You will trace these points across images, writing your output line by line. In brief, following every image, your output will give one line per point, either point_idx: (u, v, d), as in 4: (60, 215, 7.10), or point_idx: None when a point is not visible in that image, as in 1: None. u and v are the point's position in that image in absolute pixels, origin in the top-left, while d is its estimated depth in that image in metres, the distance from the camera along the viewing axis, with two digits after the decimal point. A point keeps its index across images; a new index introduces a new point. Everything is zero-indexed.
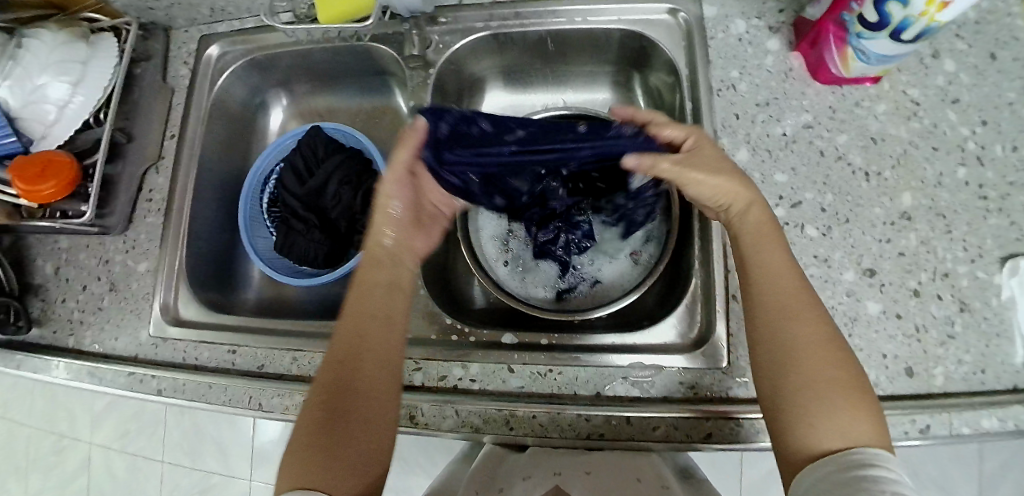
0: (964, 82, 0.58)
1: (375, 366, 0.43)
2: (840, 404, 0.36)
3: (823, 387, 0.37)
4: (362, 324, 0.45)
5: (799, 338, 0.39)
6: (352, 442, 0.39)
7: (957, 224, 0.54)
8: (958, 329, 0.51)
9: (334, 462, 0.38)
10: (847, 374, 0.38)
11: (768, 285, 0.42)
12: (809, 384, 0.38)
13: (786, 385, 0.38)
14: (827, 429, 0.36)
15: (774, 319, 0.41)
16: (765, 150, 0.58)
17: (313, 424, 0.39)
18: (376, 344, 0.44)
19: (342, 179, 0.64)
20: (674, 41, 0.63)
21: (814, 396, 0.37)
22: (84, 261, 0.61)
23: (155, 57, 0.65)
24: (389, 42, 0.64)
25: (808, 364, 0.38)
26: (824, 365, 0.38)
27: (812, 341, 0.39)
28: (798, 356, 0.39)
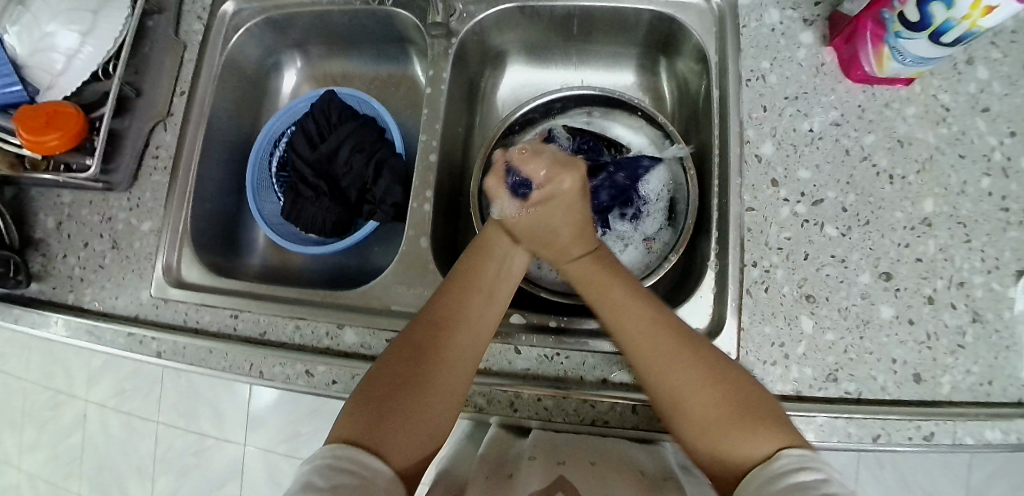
0: (997, 89, 0.57)
1: (453, 340, 0.45)
2: (748, 421, 0.39)
3: (718, 410, 0.40)
4: (468, 297, 0.48)
5: (671, 372, 0.42)
6: (414, 407, 0.41)
7: (977, 234, 0.54)
8: (969, 339, 0.51)
9: (392, 425, 0.39)
10: (722, 394, 0.41)
11: (624, 330, 0.46)
12: (702, 416, 0.41)
13: (687, 421, 0.41)
14: (734, 450, 0.39)
15: (647, 376, 0.44)
16: (790, 145, 0.57)
17: (382, 382, 0.41)
18: (466, 318, 0.46)
19: (355, 147, 0.63)
20: (705, 28, 0.62)
21: (715, 422, 0.40)
22: (87, 217, 0.60)
23: (169, 10, 0.63)
24: (411, 8, 0.62)
25: (692, 398, 0.41)
26: (706, 391, 0.41)
27: (687, 375, 0.42)
28: (678, 391, 0.42)
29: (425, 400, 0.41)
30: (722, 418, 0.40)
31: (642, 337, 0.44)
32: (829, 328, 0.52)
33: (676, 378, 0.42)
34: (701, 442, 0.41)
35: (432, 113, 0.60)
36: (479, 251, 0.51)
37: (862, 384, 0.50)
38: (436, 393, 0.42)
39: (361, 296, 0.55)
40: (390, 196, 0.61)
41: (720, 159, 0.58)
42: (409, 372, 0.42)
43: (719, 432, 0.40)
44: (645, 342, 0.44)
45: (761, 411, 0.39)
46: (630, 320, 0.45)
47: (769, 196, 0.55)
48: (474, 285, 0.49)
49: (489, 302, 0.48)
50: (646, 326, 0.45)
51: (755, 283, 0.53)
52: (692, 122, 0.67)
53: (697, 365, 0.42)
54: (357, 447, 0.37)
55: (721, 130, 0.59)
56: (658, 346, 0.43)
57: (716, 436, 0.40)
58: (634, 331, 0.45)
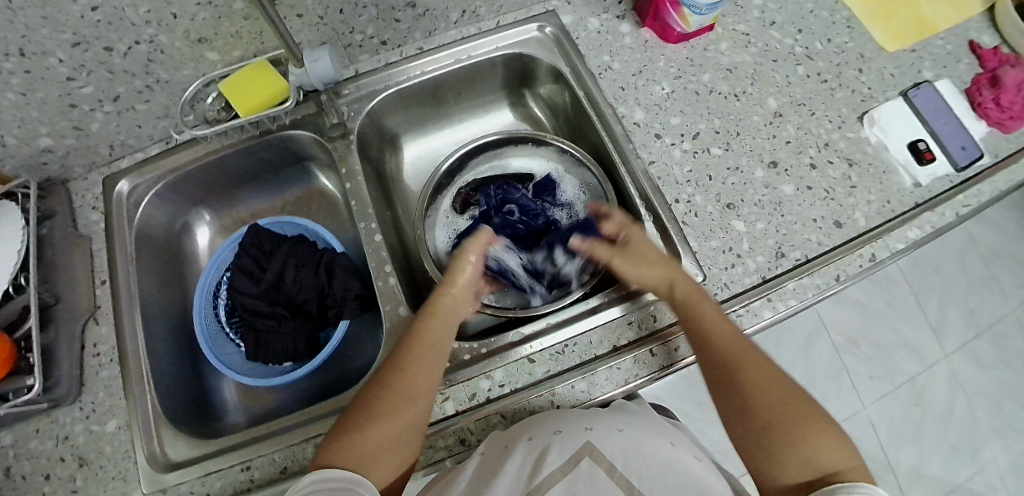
0: (773, 7, 0.74)
1: (423, 382, 0.47)
2: (811, 431, 0.43)
3: (797, 423, 0.43)
4: (427, 346, 0.49)
5: (750, 381, 0.46)
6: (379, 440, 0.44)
7: (816, 106, 0.67)
8: (856, 179, 0.62)
9: (362, 449, 0.43)
10: (801, 413, 0.44)
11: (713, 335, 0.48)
12: (776, 415, 0.44)
13: (759, 425, 0.44)
14: (797, 461, 0.42)
15: (734, 366, 0.47)
16: (655, 105, 0.68)
17: (351, 419, 0.45)
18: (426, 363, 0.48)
19: (298, 263, 0.64)
20: (549, 51, 0.73)
21: (784, 429, 0.43)
22: (38, 448, 0.53)
23: (60, 211, 0.61)
24: (304, 125, 0.66)
25: (774, 407, 0.44)
26: (781, 399, 0.45)
27: (774, 389, 0.46)
28: (765, 402, 0.45)
29: (395, 435, 0.44)
30: (794, 425, 0.43)
31: (727, 336, 0.48)
32: (757, 220, 0.60)
33: (757, 374, 0.46)
34: (767, 451, 0.43)
35: (360, 201, 0.64)
36: (435, 309, 0.53)
37: (803, 248, 0.59)
38: (402, 435, 0.45)
39: (365, 386, 0.55)
40: (350, 291, 0.63)
41: (611, 140, 0.68)
42: (381, 407, 0.45)
43: (791, 437, 0.43)
44: (736, 354, 0.47)
45: (820, 425, 0.44)
46: (714, 328, 0.49)
47: (660, 146, 0.65)
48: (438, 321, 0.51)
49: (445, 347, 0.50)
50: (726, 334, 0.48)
51: (686, 214, 0.61)
52: (572, 127, 0.77)
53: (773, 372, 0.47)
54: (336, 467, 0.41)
55: (599, 117, 0.69)
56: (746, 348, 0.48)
57: (785, 441, 0.43)
58: (729, 353, 0.48)
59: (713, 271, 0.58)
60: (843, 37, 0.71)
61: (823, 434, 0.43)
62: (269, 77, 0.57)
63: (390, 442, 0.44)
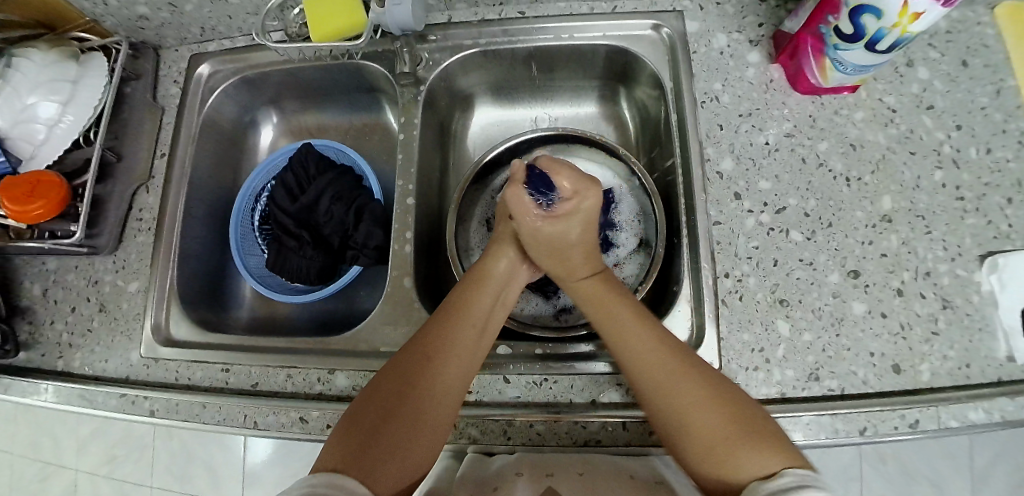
0: (938, 88, 0.61)
1: (439, 387, 0.45)
2: (747, 436, 0.40)
3: (726, 432, 0.40)
4: (456, 329, 0.48)
5: (670, 380, 0.43)
6: (397, 437, 0.41)
7: (936, 225, 0.56)
8: (942, 325, 0.54)
9: (375, 451, 0.40)
10: (739, 416, 0.41)
11: (619, 341, 0.47)
12: (704, 426, 0.41)
13: (692, 428, 0.41)
14: (744, 467, 0.39)
15: (643, 372, 0.45)
16: (749, 159, 0.58)
17: (366, 411, 0.43)
18: (456, 350, 0.47)
19: (334, 196, 0.63)
20: (658, 56, 0.63)
21: (720, 441, 0.40)
22: (73, 282, 0.62)
23: (145, 75, 0.66)
24: (379, 60, 0.64)
25: (716, 422, 0.41)
26: (718, 414, 0.41)
27: (703, 394, 0.42)
28: (687, 416, 0.42)
29: (403, 445, 0.41)
30: (731, 430, 0.40)
31: (629, 335, 0.47)
32: (806, 328, 0.53)
33: (678, 379, 0.43)
34: (698, 459, 0.41)
35: (406, 156, 0.61)
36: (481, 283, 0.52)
37: (844, 380, 0.52)
38: (412, 446, 0.42)
39: (348, 339, 0.56)
40: (372, 240, 0.61)
41: (685, 181, 0.59)
42: (389, 415, 0.42)
43: (726, 442, 0.40)
44: (642, 350, 0.45)
45: (754, 421, 0.41)
46: (615, 327, 0.48)
47: (734, 209, 0.56)
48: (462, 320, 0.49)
49: (479, 335, 0.49)
50: (637, 334, 0.46)
51: (730, 293, 0.54)
52: (654, 147, 0.68)
53: (693, 374, 0.43)
54: (342, 474, 0.37)
55: (682, 149, 0.60)
56: (659, 349, 0.45)
57: (718, 450, 0.40)
58: (623, 341, 0.47)
59: (731, 366, 0.53)
60: (1008, 152, 0.58)
61: (758, 434, 0.40)
62: (352, 6, 0.56)
63: (399, 452, 0.41)
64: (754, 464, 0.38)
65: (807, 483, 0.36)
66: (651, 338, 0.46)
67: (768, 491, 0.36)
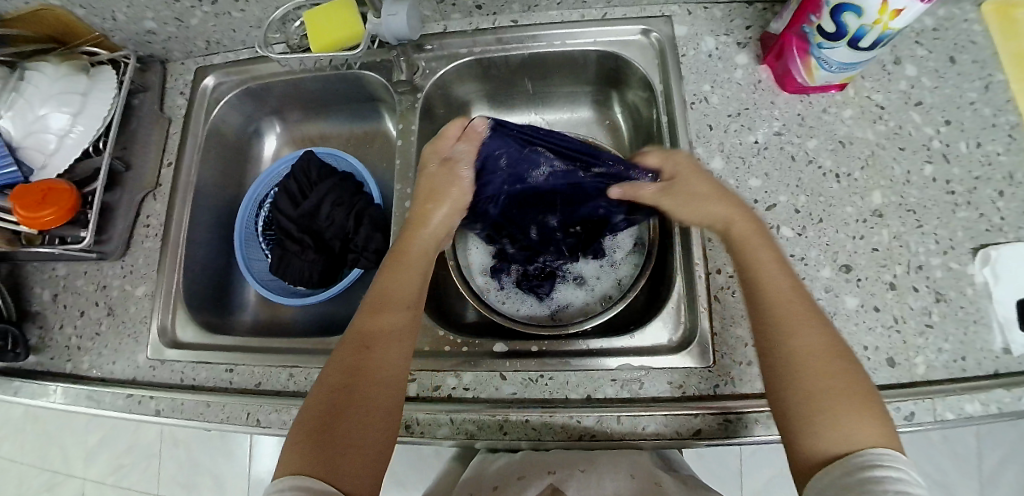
0: (926, 85, 0.62)
1: (379, 363, 0.46)
2: (848, 402, 0.40)
3: (838, 394, 0.41)
4: (384, 314, 0.48)
5: (807, 340, 0.43)
6: (354, 430, 0.42)
7: (927, 219, 0.57)
8: (936, 318, 0.54)
9: (334, 452, 0.40)
10: (854, 385, 0.41)
11: (768, 292, 0.46)
12: (816, 386, 0.41)
13: (806, 385, 0.42)
14: (837, 437, 0.39)
15: (780, 323, 0.44)
16: (739, 157, 0.59)
17: (315, 412, 0.43)
18: (387, 333, 0.47)
19: (335, 200, 0.65)
20: (648, 59, 0.64)
21: (826, 406, 0.40)
22: (82, 287, 0.64)
23: (153, 88, 0.68)
24: (378, 69, 0.66)
25: (830, 387, 0.41)
26: (829, 377, 0.42)
27: (829, 357, 0.43)
28: (806, 380, 0.42)
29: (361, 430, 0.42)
30: (838, 395, 0.41)
31: (775, 287, 0.46)
32: None
33: (810, 334, 0.43)
34: (797, 415, 0.41)
35: (404, 161, 0.63)
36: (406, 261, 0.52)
37: None
38: (369, 418, 0.43)
39: None
40: (372, 243, 0.62)
41: None
42: (336, 410, 0.43)
43: (830, 407, 0.40)
44: (796, 312, 0.45)
45: (862, 390, 0.41)
46: (768, 279, 0.47)
47: None
48: (389, 301, 0.49)
49: (406, 313, 0.49)
50: (787, 287, 0.46)
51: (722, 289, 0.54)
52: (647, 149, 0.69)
53: (826, 332, 0.44)
54: (315, 478, 0.38)
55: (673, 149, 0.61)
56: (804, 305, 0.45)
57: (823, 412, 0.40)
58: (781, 302, 0.45)
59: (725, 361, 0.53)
60: (998, 146, 0.59)
61: (868, 405, 0.40)
62: (350, 18, 0.58)
63: (359, 432, 0.42)
64: (857, 431, 0.39)
65: (892, 465, 0.37)
66: (802, 308, 0.45)
67: (858, 464, 0.37)
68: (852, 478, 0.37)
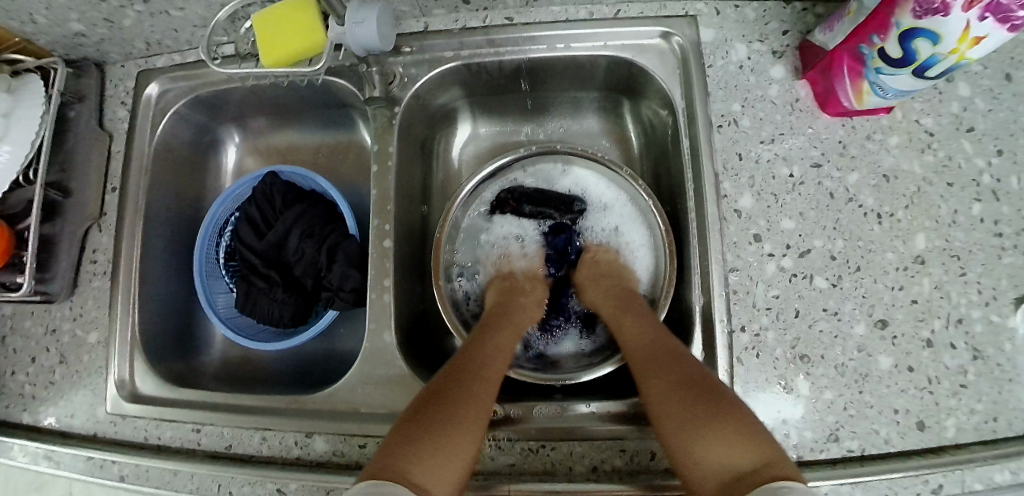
0: (980, 106, 0.54)
1: (479, 389, 0.42)
2: (722, 428, 0.37)
3: (688, 419, 0.39)
4: (476, 350, 0.46)
5: (661, 390, 0.42)
6: (444, 446, 0.37)
7: (971, 265, 0.51)
8: (971, 378, 0.49)
9: (424, 467, 0.35)
10: (716, 404, 0.39)
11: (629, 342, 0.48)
12: (668, 418, 0.40)
13: (663, 423, 0.40)
14: (718, 459, 0.36)
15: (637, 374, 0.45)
16: (771, 195, 0.51)
17: (402, 431, 0.38)
18: (481, 365, 0.45)
19: (304, 232, 0.56)
20: (668, 70, 0.55)
21: (688, 432, 0.38)
22: (30, 330, 0.58)
23: (89, 98, 0.59)
24: (349, 76, 0.56)
25: (682, 413, 0.39)
26: (693, 405, 0.40)
27: (675, 394, 0.41)
28: (667, 413, 0.40)
29: (450, 447, 0.37)
30: (692, 418, 0.39)
31: (633, 330, 0.49)
32: (827, 387, 0.49)
33: (648, 377, 0.43)
34: (673, 448, 0.39)
35: (386, 189, 0.54)
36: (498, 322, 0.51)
37: (865, 440, 0.48)
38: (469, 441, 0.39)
39: (327, 399, 0.51)
40: (347, 283, 0.55)
41: (697, 215, 0.53)
42: (419, 425, 0.38)
43: (700, 435, 0.38)
44: (649, 356, 0.45)
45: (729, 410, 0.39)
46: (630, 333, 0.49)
47: (753, 253, 0.50)
48: (479, 346, 0.47)
49: (499, 358, 0.47)
50: (638, 327, 0.49)
51: (746, 349, 0.49)
52: (660, 168, 0.61)
53: (687, 369, 0.42)
54: (385, 481, 0.33)
55: (696, 182, 0.53)
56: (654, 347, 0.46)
57: (688, 442, 0.38)
58: (641, 346, 0.47)
59: None
60: None
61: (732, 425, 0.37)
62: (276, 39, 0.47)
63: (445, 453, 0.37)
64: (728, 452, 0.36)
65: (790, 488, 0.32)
66: (659, 350, 0.45)
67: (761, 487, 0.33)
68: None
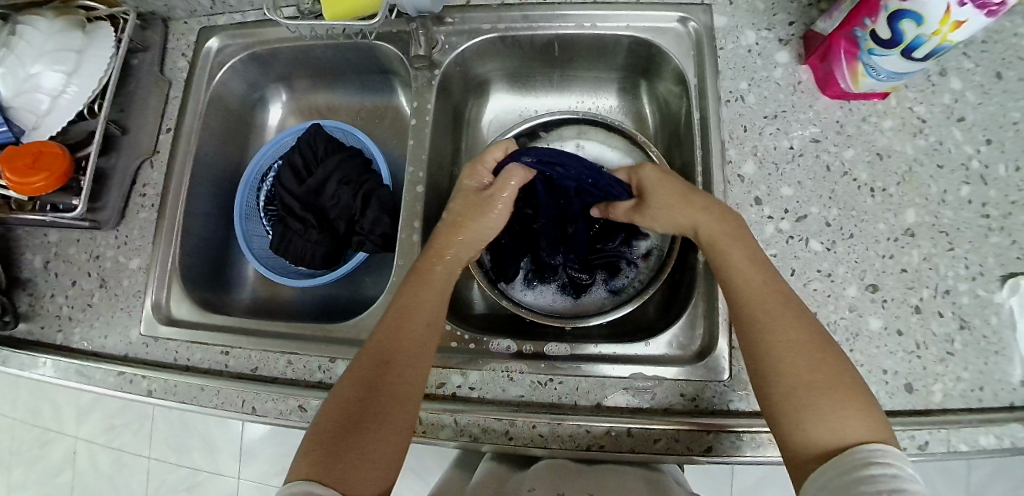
0: (970, 100, 0.58)
1: (402, 371, 0.44)
2: (837, 399, 0.38)
3: (812, 386, 0.39)
4: (407, 327, 0.46)
5: (785, 337, 0.41)
6: (371, 439, 0.40)
7: (959, 242, 0.54)
8: (957, 347, 0.52)
9: (356, 465, 0.39)
10: (825, 374, 0.40)
11: (738, 280, 0.45)
12: (794, 372, 0.40)
13: (787, 388, 0.40)
14: (830, 430, 0.37)
15: (750, 320, 0.43)
16: (772, 163, 0.56)
17: (335, 417, 0.41)
18: (407, 345, 0.46)
19: (342, 179, 0.61)
20: (683, 51, 0.60)
21: (808, 397, 0.39)
22: (74, 256, 0.62)
23: (153, 48, 0.64)
24: (393, 41, 0.62)
25: (807, 379, 0.40)
26: (819, 368, 0.40)
27: (812, 350, 0.41)
28: (790, 369, 0.40)
29: (375, 437, 0.41)
30: (815, 384, 0.39)
31: (750, 276, 0.45)
32: None
33: (768, 326, 0.42)
34: (781, 406, 0.40)
35: (418, 142, 0.59)
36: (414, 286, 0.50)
37: None
38: (399, 425, 0.42)
39: (350, 328, 0.54)
40: (379, 227, 0.59)
41: (704, 179, 0.57)
42: (354, 417, 0.41)
43: (816, 399, 0.39)
44: (769, 309, 0.43)
45: (841, 380, 0.40)
46: (744, 277, 0.45)
47: (754, 215, 0.55)
48: (408, 319, 0.47)
49: (427, 330, 0.47)
50: (755, 282, 0.44)
51: None
52: (673, 143, 0.66)
53: (804, 327, 0.42)
54: (316, 483, 0.37)
55: (704, 151, 0.58)
56: (773, 301, 0.43)
57: (813, 406, 0.38)
58: (747, 290, 0.44)
59: None
60: None
61: (848, 396, 0.39)
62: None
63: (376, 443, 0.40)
64: (848, 422, 0.37)
65: (888, 458, 0.35)
66: (784, 310, 0.43)
67: (857, 458, 0.35)
68: (857, 474, 0.34)
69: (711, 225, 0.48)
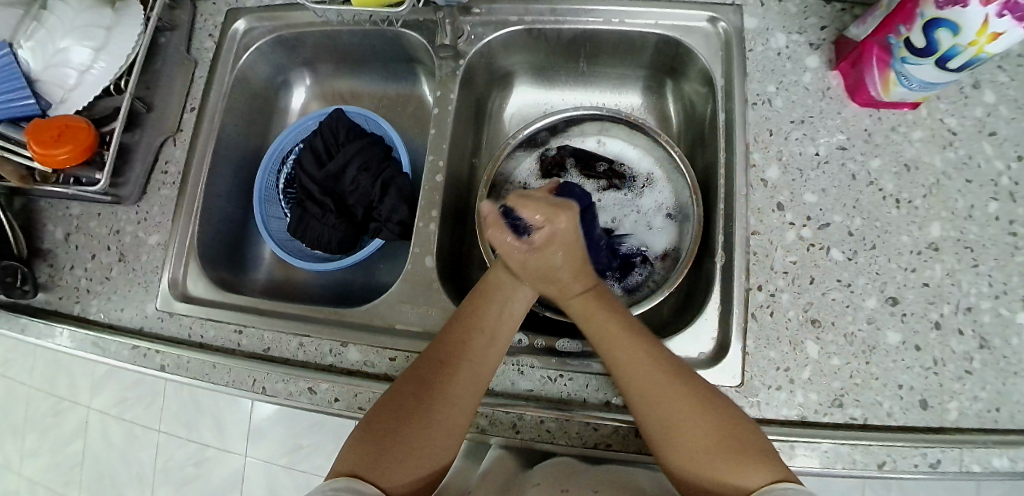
0: (1003, 113, 0.56)
1: (457, 379, 0.44)
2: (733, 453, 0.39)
3: (713, 436, 0.40)
4: (470, 336, 0.46)
5: (651, 386, 0.43)
6: (416, 441, 0.41)
7: (984, 259, 0.53)
8: (975, 366, 0.51)
9: (396, 462, 0.40)
10: (729, 427, 0.41)
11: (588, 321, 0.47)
12: (692, 428, 0.41)
13: (686, 436, 0.41)
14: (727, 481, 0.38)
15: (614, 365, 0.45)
16: (796, 169, 0.55)
17: (389, 412, 0.43)
18: (473, 351, 0.46)
19: (362, 166, 0.61)
20: (711, 51, 0.60)
21: (709, 448, 0.40)
22: (95, 229, 0.62)
23: (181, 26, 0.65)
24: (418, 29, 0.62)
25: (714, 429, 0.40)
26: (712, 423, 0.41)
27: (695, 405, 0.42)
28: (680, 422, 0.41)
29: (420, 441, 0.41)
30: (716, 439, 0.40)
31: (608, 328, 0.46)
32: (835, 353, 0.51)
33: (643, 373, 0.44)
34: (679, 457, 0.41)
35: (439, 131, 0.59)
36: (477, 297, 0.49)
37: (868, 410, 0.50)
38: (445, 429, 0.43)
39: (363, 314, 0.55)
40: (396, 215, 0.59)
41: (725, 182, 0.57)
42: (400, 417, 0.42)
43: (717, 452, 0.39)
44: (626, 353, 0.44)
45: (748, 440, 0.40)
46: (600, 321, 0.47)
47: (775, 220, 0.54)
48: (473, 327, 0.47)
49: (490, 343, 0.47)
50: (609, 326, 0.46)
51: (761, 306, 0.52)
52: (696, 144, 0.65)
53: (674, 381, 0.43)
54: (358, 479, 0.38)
55: (727, 153, 0.57)
56: (623, 340, 0.45)
57: (708, 461, 0.40)
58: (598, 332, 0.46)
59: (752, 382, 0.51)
60: None
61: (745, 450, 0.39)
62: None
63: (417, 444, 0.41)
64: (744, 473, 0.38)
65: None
66: (637, 357, 0.44)
67: None
68: None
69: (584, 306, 0.48)
